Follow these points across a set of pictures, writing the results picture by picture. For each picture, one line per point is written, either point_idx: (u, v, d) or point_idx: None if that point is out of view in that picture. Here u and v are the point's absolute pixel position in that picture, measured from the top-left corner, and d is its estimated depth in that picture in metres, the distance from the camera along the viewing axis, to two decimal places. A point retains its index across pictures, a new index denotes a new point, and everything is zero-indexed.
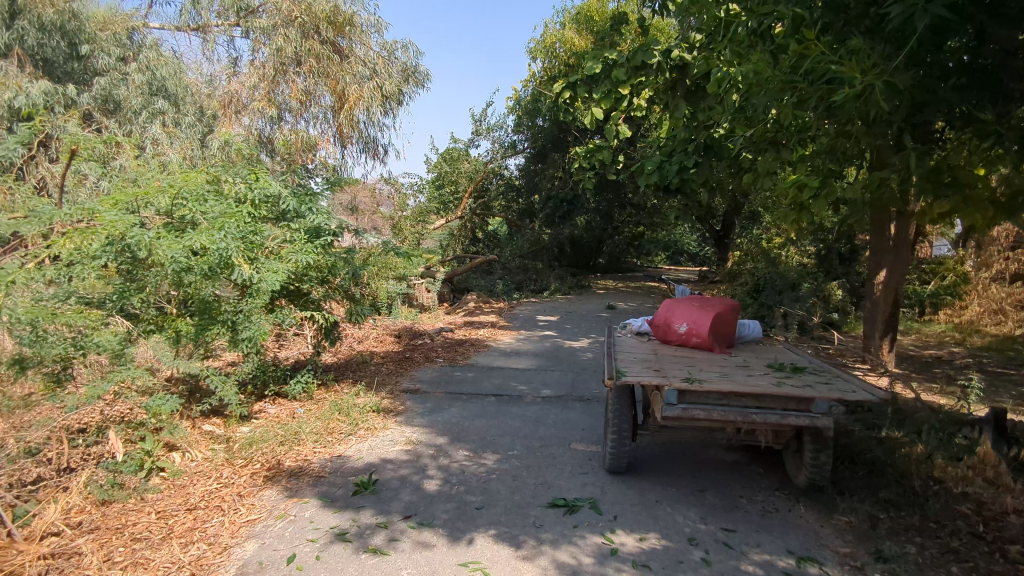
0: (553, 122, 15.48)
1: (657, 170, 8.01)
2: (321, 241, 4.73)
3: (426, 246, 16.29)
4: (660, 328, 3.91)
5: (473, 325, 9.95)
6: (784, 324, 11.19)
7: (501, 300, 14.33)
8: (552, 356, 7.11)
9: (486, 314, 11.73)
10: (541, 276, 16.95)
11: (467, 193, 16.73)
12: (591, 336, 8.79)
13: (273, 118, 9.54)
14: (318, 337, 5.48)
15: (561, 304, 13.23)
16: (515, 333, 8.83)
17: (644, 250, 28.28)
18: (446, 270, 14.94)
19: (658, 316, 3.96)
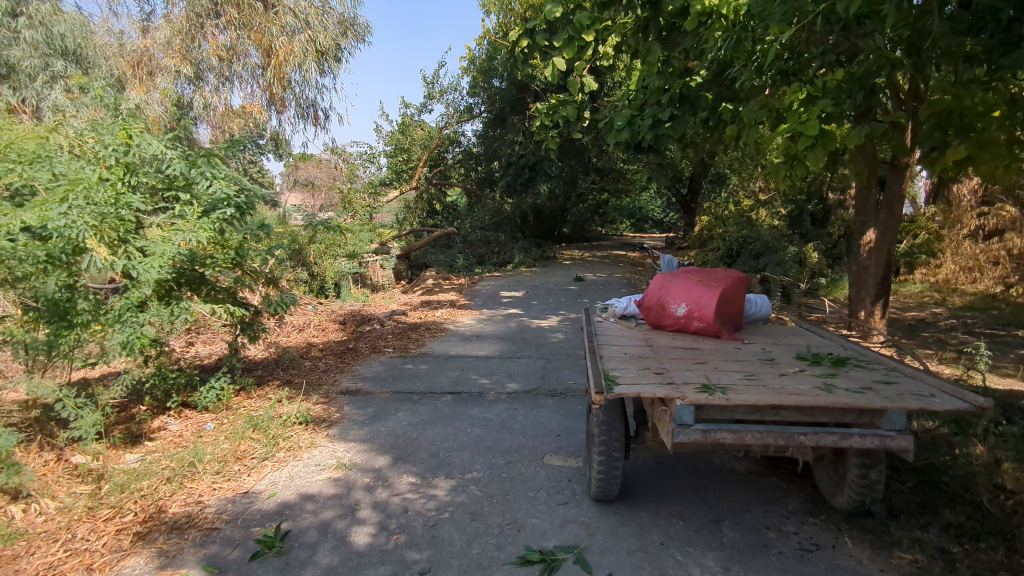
0: (511, 82, 14.48)
1: (627, 125, 7.20)
2: (220, 215, 3.75)
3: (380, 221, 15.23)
4: (651, 311, 3.11)
5: (432, 305, 9.07)
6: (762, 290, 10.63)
7: (462, 276, 13.46)
8: (518, 339, 6.31)
9: (446, 291, 10.86)
10: (504, 248, 16.10)
11: (422, 161, 15.65)
12: (560, 312, 8.02)
13: (192, 78, 8.33)
14: (234, 332, 4.54)
15: (526, 278, 12.43)
16: (475, 314, 7.99)
17: (609, 218, 27.60)
18: (402, 246, 13.96)
19: (647, 295, 3.15)
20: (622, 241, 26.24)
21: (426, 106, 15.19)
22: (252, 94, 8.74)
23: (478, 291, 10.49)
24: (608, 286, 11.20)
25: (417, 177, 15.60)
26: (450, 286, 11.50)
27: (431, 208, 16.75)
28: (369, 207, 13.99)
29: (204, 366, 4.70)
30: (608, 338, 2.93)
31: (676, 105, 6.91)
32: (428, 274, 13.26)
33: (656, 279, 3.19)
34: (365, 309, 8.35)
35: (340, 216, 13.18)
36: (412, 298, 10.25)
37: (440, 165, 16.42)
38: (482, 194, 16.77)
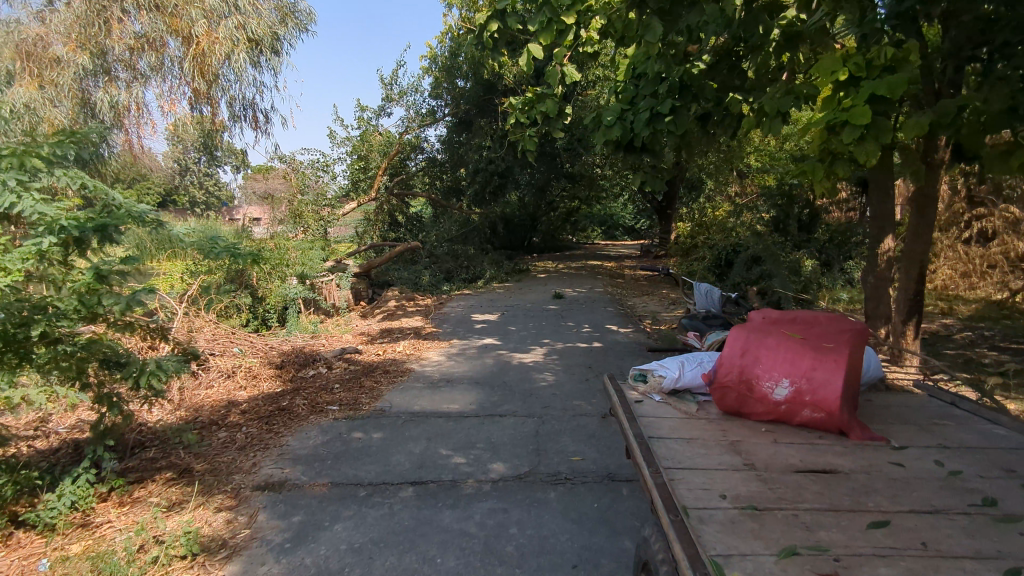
0: (477, 81, 13.38)
1: (618, 121, 6.13)
2: (36, 244, 2.77)
3: (336, 235, 13.85)
4: (738, 389, 2.56)
5: (393, 335, 7.80)
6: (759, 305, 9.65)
7: (429, 294, 12.20)
8: (498, 383, 5.12)
9: (410, 315, 9.59)
10: (473, 262, 14.87)
11: (381, 169, 14.40)
12: (543, 341, 6.85)
13: (99, 71, 6.97)
14: (98, 412, 3.20)
15: (499, 296, 11.25)
16: (444, 345, 6.78)
17: (579, 226, 26.66)
18: (361, 263, 12.66)
19: (727, 364, 2.57)
20: (594, 250, 25.25)
21: (385, 108, 13.94)
22: (166, 91, 7.35)
23: (447, 315, 9.27)
24: (591, 303, 10.09)
25: (376, 187, 14.32)
26: (415, 309, 10.24)
27: (393, 220, 15.45)
28: (322, 221, 12.63)
29: (54, 460, 3.36)
30: (697, 461, 2.21)
31: (675, 95, 5.89)
32: (391, 294, 11.97)
33: (736, 340, 2.60)
34: (313, 345, 7.06)
35: (290, 231, 11.79)
36: (371, 325, 8.96)
37: (402, 173, 15.18)
38: (447, 204, 15.53)
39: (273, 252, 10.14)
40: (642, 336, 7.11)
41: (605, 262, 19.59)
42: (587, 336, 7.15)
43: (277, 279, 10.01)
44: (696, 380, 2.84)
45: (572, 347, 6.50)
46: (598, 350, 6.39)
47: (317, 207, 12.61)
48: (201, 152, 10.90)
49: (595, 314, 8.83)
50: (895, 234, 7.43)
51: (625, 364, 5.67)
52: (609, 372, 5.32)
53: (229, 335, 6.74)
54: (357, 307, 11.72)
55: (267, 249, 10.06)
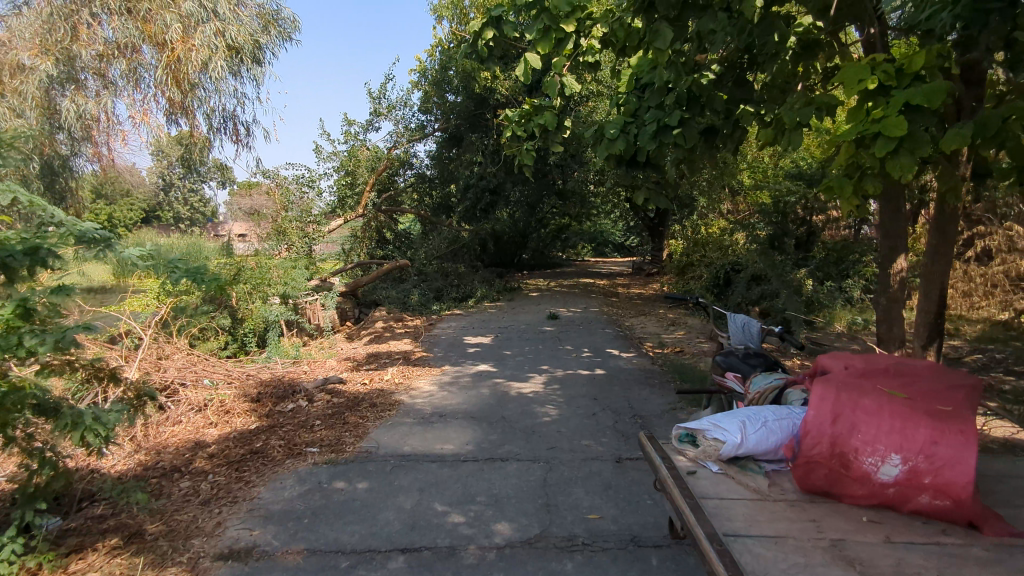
0: (468, 95, 13.04)
1: (621, 134, 5.79)
2: None
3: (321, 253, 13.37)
4: (836, 464, 2.28)
5: (381, 361, 7.32)
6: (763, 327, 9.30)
7: (419, 315, 11.73)
8: (496, 418, 4.67)
9: (398, 338, 9.10)
10: (464, 280, 14.42)
11: (369, 185, 14.01)
12: (542, 368, 6.41)
13: (66, 79, 6.48)
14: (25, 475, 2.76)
15: (492, 316, 10.80)
16: (436, 373, 6.32)
17: (569, 243, 26.33)
18: (347, 282, 12.18)
19: (815, 433, 2.31)
20: (586, 267, 24.88)
21: (373, 122, 13.55)
22: (137, 100, 6.88)
23: (438, 337, 8.80)
24: (588, 324, 9.67)
25: (364, 203, 13.91)
26: (404, 330, 9.76)
27: (381, 237, 15.00)
28: (307, 238, 12.14)
29: None
30: None
31: (682, 107, 5.56)
32: (378, 314, 11.47)
33: (823, 404, 2.35)
34: (294, 373, 6.56)
35: (272, 248, 11.29)
36: (357, 349, 8.47)
37: (390, 189, 14.78)
38: (437, 221, 15.11)
39: (254, 271, 9.63)
40: (646, 362, 6.70)
41: (598, 280, 19.22)
42: (588, 362, 6.73)
43: (258, 299, 9.50)
44: (763, 441, 2.53)
45: (574, 374, 6.07)
46: (602, 378, 5.97)
47: (302, 224, 12.13)
48: (179, 166, 10.40)
49: (594, 337, 8.41)
50: (908, 254, 7.11)
51: (633, 395, 5.25)
52: (617, 405, 4.89)
53: (202, 362, 6.22)
54: (343, 329, 11.21)
55: (247, 267, 9.55)
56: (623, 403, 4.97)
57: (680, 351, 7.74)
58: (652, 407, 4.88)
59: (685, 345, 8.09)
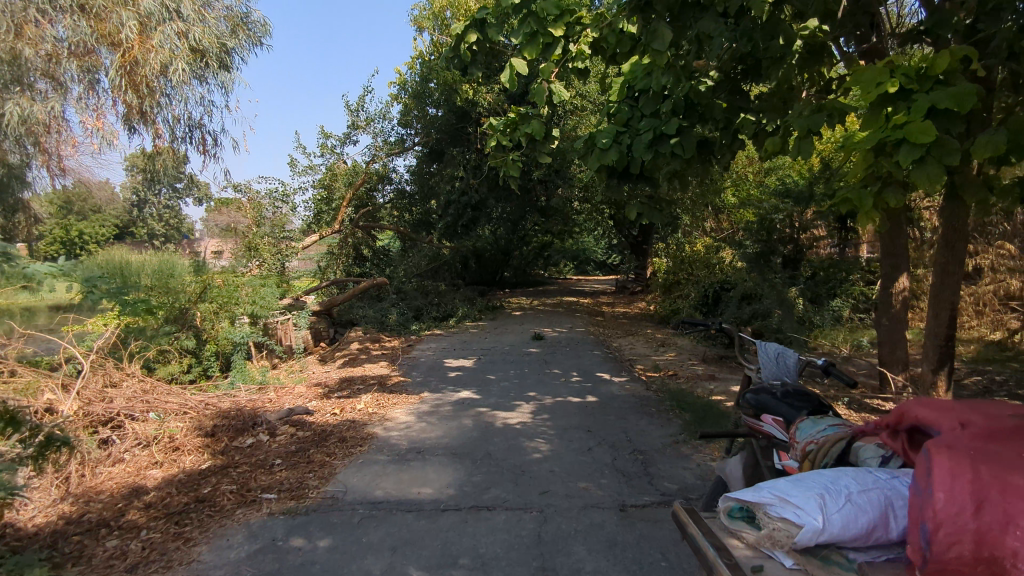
0: (450, 108, 12.67)
1: (614, 144, 5.40)
2: None
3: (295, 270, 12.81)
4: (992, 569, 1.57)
5: (354, 387, 6.77)
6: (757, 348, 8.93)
7: (397, 335, 11.20)
8: (480, 455, 4.18)
9: (374, 360, 8.56)
10: (444, 298, 13.93)
11: (345, 200, 13.58)
12: (529, 395, 5.94)
13: (10, 80, 5.56)
14: None
15: (473, 337, 10.31)
16: (414, 401, 5.80)
17: (551, 261, 26.00)
18: (322, 301, 11.63)
19: (951, 527, 1.62)
20: (568, 285, 24.52)
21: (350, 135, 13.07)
22: (88, 103, 6.26)
23: (415, 360, 8.27)
24: (575, 346, 9.21)
25: (340, 219, 13.45)
26: (381, 352, 9.22)
27: (359, 254, 14.48)
28: (279, 255, 11.57)
29: None
30: None
31: (680, 114, 5.19)
32: (354, 335, 10.92)
33: (956, 482, 1.66)
34: (258, 402, 5.98)
35: (242, 265, 10.71)
36: (329, 373, 7.91)
37: (368, 205, 14.30)
38: (416, 238, 14.61)
39: (221, 289, 9.04)
40: (640, 387, 6.26)
41: (581, 298, 18.83)
42: (578, 387, 6.27)
43: (224, 320, 8.91)
44: (852, 523, 1.81)
45: (564, 402, 5.61)
46: (594, 405, 5.50)
47: (274, 240, 11.57)
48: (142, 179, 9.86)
49: (582, 359, 7.95)
50: (910, 272, 6.81)
51: (630, 426, 4.79)
52: (613, 438, 4.43)
53: (153, 391, 5.62)
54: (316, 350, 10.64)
55: (213, 285, 8.96)
56: (620, 435, 4.51)
57: (673, 374, 7.32)
58: (652, 440, 4.43)
59: (678, 369, 7.66)
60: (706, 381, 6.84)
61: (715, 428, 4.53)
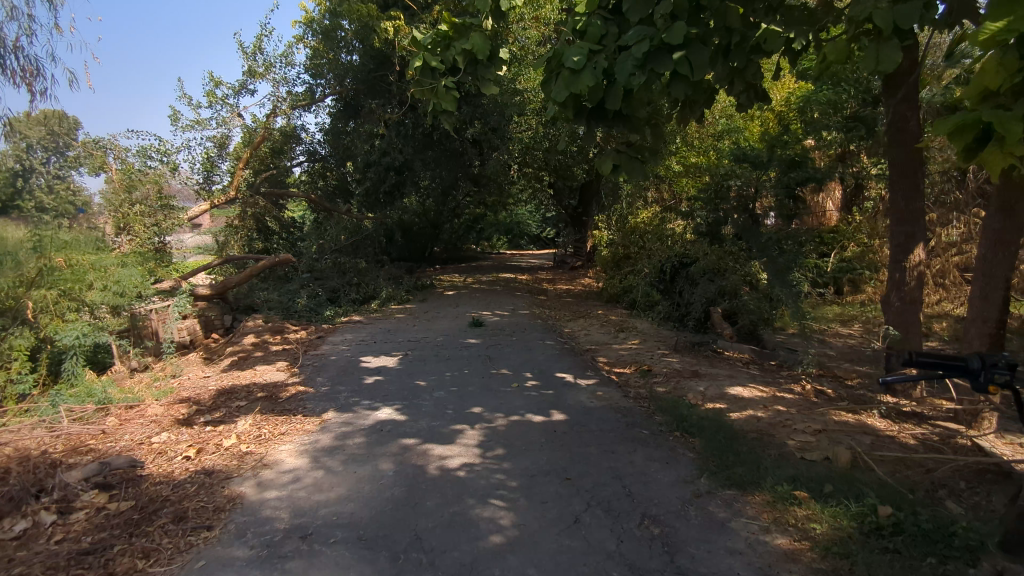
0: (367, 52, 10.74)
1: (588, 66, 3.91)
2: None
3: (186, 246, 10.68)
4: None
5: (231, 404, 4.95)
6: (731, 333, 7.69)
7: (306, 323, 9.32)
8: (406, 539, 2.59)
9: (269, 361, 6.71)
10: (366, 277, 12.10)
11: (242, 160, 11.38)
12: (474, 412, 4.38)
13: None
14: None
15: (399, 324, 8.62)
16: (311, 430, 4.09)
17: (484, 235, 24.38)
18: (212, 286, 9.65)
19: None
20: (502, 260, 23.00)
21: (247, 82, 10.79)
22: None
23: (323, 360, 6.49)
24: (521, 335, 7.67)
25: (236, 184, 11.30)
26: (281, 348, 7.37)
27: (263, 227, 12.40)
28: (155, 228, 9.40)
29: None
30: None
31: (683, 20, 3.71)
32: (251, 323, 8.97)
33: None
34: (79, 440, 4.11)
35: (112, 241, 8.62)
36: (207, 381, 6.03)
37: (272, 168, 12.21)
38: (331, 207, 12.60)
39: (64, 271, 6.84)
40: (617, 395, 4.81)
41: (518, 275, 17.30)
42: (536, 397, 4.76)
43: (68, 312, 6.80)
44: None
45: (523, 424, 4.08)
46: (565, 428, 4.01)
47: (149, 209, 9.35)
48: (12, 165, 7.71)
49: (534, 353, 6.42)
50: (926, 243, 5.71)
51: (624, 466, 3.32)
52: (607, 495, 2.96)
53: None
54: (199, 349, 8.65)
55: (64, 263, 6.87)
56: (616, 489, 3.03)
57: (648, 371, 5.95)
58: (665, 496, 2.97)
59: (650, 363, 6.29)
60: (691, 381, 5.47)
61: (748, 471, 3.15)
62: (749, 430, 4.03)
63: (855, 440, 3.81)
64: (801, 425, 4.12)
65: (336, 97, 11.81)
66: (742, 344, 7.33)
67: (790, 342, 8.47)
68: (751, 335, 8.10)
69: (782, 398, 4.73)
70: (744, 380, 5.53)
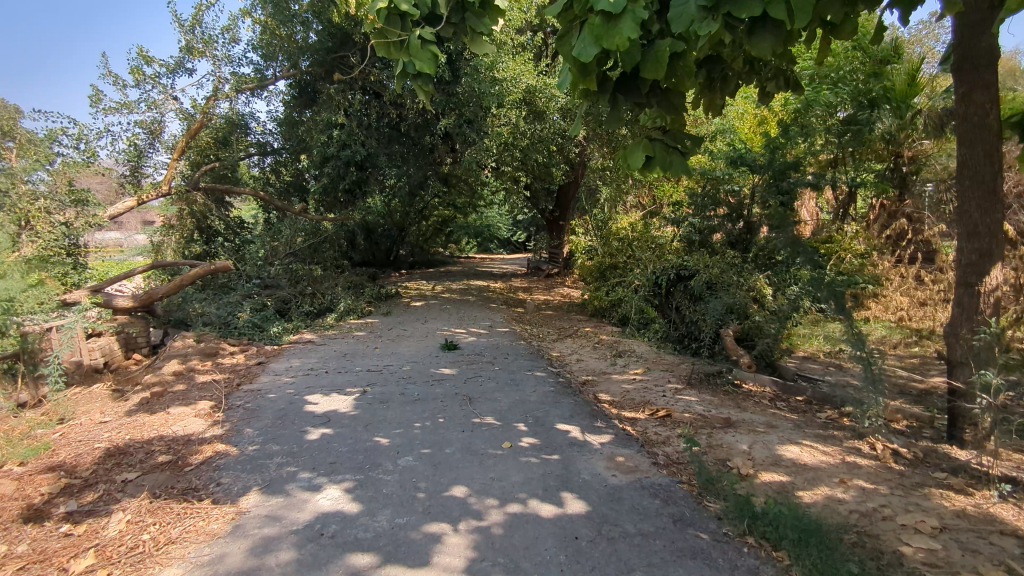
0: (325, 29, 9.40)
1: (626, 11, 2.70)
2: None
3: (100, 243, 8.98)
4: None
5: (117, 476, 3.57)
6: (749, 361, 6.59)
7: (246, 342, 7.89)
8: None
9: (189, 399, 5.30)
10: (322, 286, 10.69)
11: (179, 151, 9.74)
12: (458, 497, 3.14)
13: None
14: None
15: (358, 347, 7.30)
16: (214, 535, 2.78)
17: (452, 238, 23.04)
18: (127, 300, 8.13)
19: None
20: (472, 265, 21.73)
21: (185, 61, 9.30)
22: None
23: (258, 400, 5.13)
24: (504, 362, 6.43)
25: (169, 180, 9.72)
26: (209, 380, 5.95)
27: (204, 227, 10.90)
28: (64, 228, 7.84)
29: None
30: None
31: None
32: (177, 342, 7.49)
33: None
34: None
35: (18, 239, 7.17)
36: (101, 430, 4.62)
37: (215, 161, 10.73)
38: (283, 206, 11.11)
39: None
40: (644, 464, 3.63)
41: (491, 282, 16.06)
42: (537, 467, 3.54)
43: None
44: None
45: (529, 522, 2.86)
46: (588, 530, 2.80)
47: (56, 204, 7.82)
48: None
49: (523, 393, 5.17)
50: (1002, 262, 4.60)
51: None
52: None
53: None
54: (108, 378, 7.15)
55: None
56: None
57: (667, 418, 4.80)
58: None
59: (666, 406, 5.12)
60: (728, 436, 4.31)
61: None
62: (841, 528, 2.89)
63: (997, 548, 2.69)
64: (909, 518, 2.99)
65: (290, 82, 10.43)
66: (762, 376, 6.27)
67: (807, 370, 7.41)
68: (767, 362, 7.02)
69: (857, 467, 3.61)
70: (790, 431, 4.41)
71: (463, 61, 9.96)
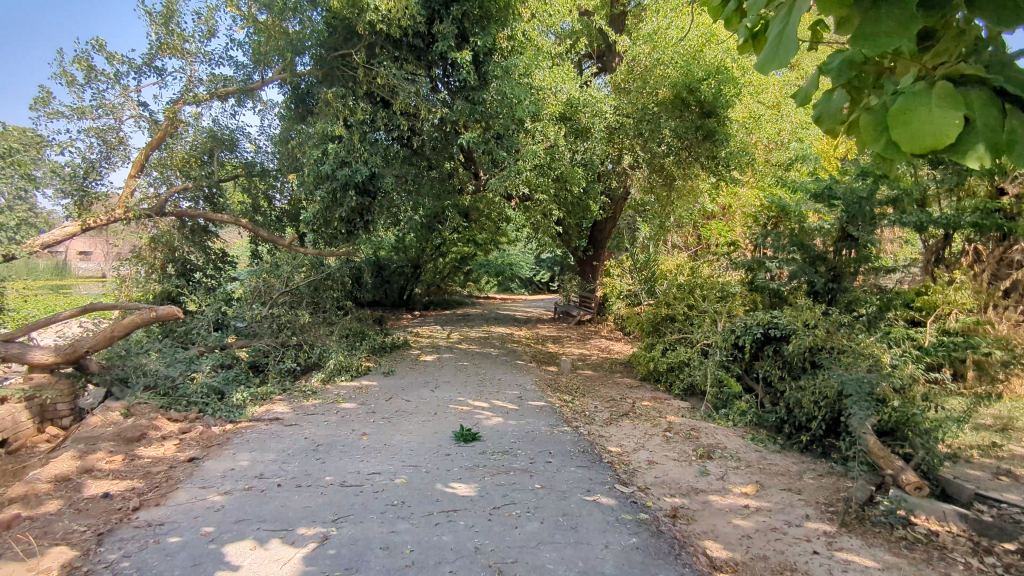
0: (324, 21, 7.68)
1: None
2: None
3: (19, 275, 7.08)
4: None
5: None
6: (914, 478, 4.38)
7: (192, 416, 5.87)
8: None
9: (40, 540, 3.23)
10: (309, 336, 8.72)
11: (136, 167, 7.91)
12: None
13: None
14: None
15: (339, 433, 5.25)
16: None
17: (472, 277, 21.16)
18: (44, 358, 6.11)
19: None
20: (493, 307, 19.76)
21: (152, 57, 7.61)
22: None
23: (146, 554, 3.06)
24: (547, 470, 4.32)
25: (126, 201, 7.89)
26: (99, 495, 3.88)
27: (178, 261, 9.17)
28: None
29: None
30: None
31: None
32: (95, 417, 5.46)
33: None
34: None
35: None
36: None
37: (194, 184, 8.97)
38: (271, 237, 9.17)
39: None
40: None
41: (515, 330, 14.03)
42: None
43: None
44: None
45: None
46: None
47: None
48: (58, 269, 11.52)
49: (588, 555, 3.05)
50: None
51: None
52: None
53: None
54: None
55: None
56: None
57: None
58: None
59: None
60: None
61: None
62: None
63: None
64: None
65: (284, 90, 8.72)
66: (942, 505, 4.08)
67: (975, 482, 5.14)
68: (928, 472, 4.81)
69: None
70: None
71: (491, 63, 8.11)
